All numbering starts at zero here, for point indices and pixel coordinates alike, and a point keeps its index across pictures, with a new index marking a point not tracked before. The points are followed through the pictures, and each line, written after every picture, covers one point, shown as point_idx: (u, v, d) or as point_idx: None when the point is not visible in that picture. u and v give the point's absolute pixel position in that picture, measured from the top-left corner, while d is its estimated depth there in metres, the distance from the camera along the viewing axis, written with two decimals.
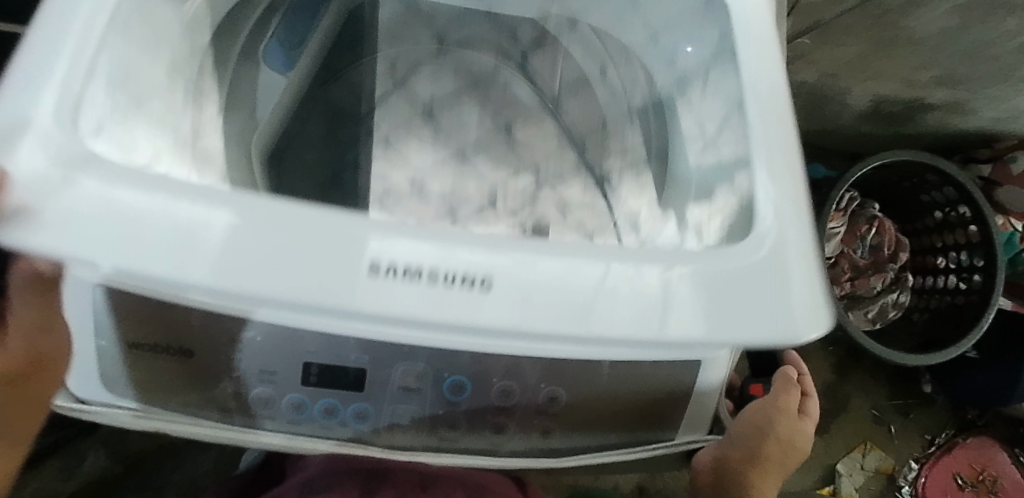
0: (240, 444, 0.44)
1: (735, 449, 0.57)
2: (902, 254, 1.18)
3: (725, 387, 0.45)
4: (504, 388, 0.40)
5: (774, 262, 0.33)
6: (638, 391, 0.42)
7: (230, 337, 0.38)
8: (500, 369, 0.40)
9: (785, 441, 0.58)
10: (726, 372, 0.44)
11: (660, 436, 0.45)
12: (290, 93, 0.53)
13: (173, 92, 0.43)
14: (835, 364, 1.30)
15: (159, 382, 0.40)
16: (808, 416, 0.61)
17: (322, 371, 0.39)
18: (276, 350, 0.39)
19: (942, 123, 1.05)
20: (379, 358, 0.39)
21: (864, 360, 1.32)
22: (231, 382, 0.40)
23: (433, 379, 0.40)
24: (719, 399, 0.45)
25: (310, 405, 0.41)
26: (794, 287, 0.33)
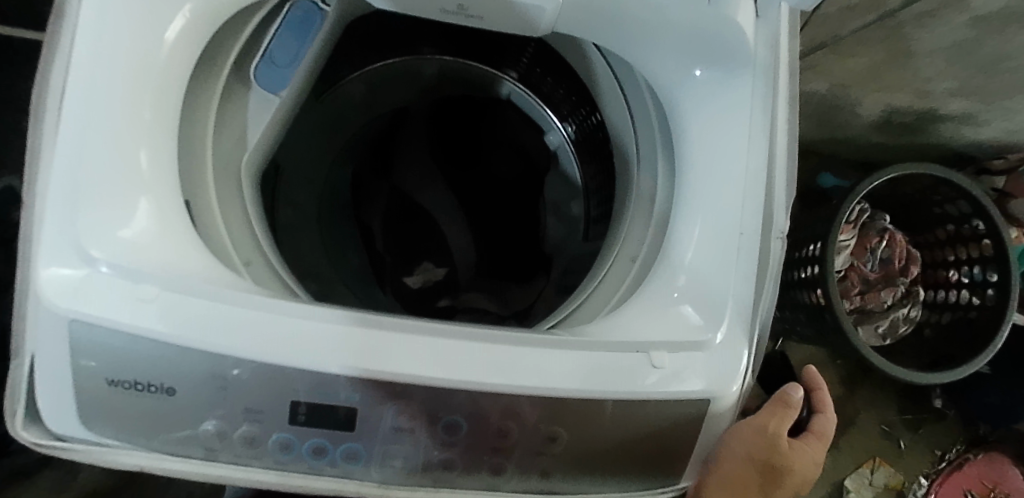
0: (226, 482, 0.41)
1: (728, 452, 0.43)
2: (915, 268, 1.15)
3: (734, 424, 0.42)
4: (502, 427, 0.38)
5: None
6: (643, 432, 0.40)
7: (214, 376, 0.37)
8: (498, 408, 0.38)
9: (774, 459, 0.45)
10: (737, 407, 0.42)
11: (668, 476, 0.42)
12: (280, 112, 0.51)
13: (159, 117, 0.41)
14: (843, 378, 1.28)
15: (142, 420, 0.38)
16: (814, 443, 0.49)
17: (311, 409, 0.37)
18: (263, 389, 0.37)
19: (953, 134, 1.03)
20: (372, 396, 0.37)
21: (873, 374, 1.29)
22: (215, 420, 0.38)
23: (428, 418, 0.38)
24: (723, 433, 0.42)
25: (298, 445, 0.39)
26: None
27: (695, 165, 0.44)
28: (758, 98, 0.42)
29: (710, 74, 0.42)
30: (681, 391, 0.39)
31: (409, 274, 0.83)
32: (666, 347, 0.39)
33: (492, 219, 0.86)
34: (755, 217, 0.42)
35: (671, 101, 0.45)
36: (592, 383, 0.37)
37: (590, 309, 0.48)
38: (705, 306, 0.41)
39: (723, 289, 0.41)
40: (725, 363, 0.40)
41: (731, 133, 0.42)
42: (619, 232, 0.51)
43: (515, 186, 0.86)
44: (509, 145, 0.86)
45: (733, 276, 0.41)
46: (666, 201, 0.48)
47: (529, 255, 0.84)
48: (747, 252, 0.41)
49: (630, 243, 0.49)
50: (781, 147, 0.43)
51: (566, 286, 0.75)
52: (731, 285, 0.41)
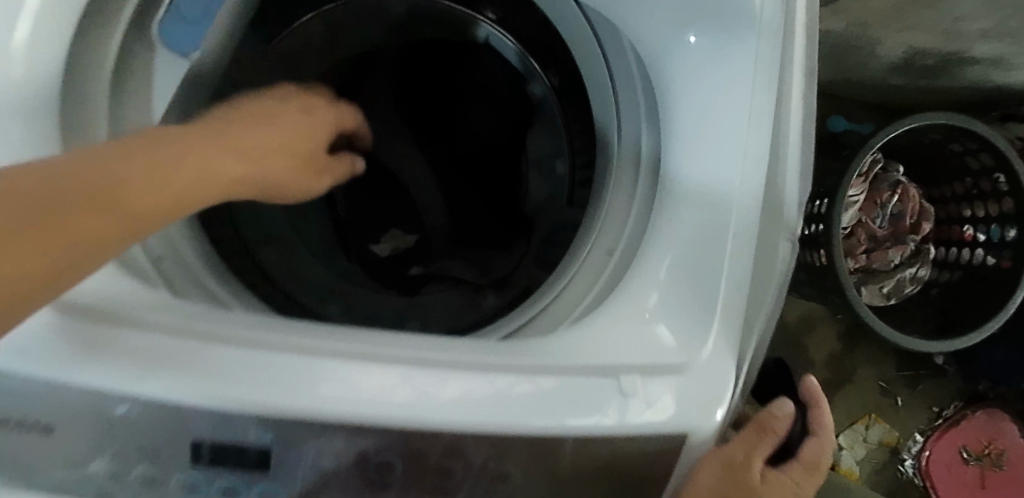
0: None
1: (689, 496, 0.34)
2: (926, 224, 1.07)
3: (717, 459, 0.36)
4: (443, 467, 0.33)
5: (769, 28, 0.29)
6: (608, 470, 0.34)
7: (95, 416, 0.31)
8: (438, 447, 0.32)
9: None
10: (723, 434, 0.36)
11: None
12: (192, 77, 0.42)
13: None
14: (842, 335, 1.23)
15: (23, 460, 0.33)
16: (807, 475, 0.38)
17: (216, 451, 0.32)
18: (156, 429, 0.31)
19: (981, 79, 0.93)
20: (286, 437, 0.31)
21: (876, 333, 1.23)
22: (106, 461, 0.33)
23: (356, 458, 0.32)
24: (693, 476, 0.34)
25: (206, 487, 0.34)
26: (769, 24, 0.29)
27: (687, 150, 0.36)
28: (765, 67, 0.34)
29: (713, 37, 0.34)
30: (657, 425, 0.33)
31: (375, 240, 0.75)
32: (639, 371, 0.33)
33: (466, 179, 0.77)
34: (752, 213, 0.35)
35: (656, 72, 0.37)
36: (550, 420, 0.31)
37: (560, 313, 0.42)
38: (686, 321, 0.36)
39: (710, 298, 0.35)
40: (709, 388, 0.34)
41: (732, 111, 0.35)
42: (595, 222, 0.44)
43: (491, 142, 0.76)
44: (484, 96, 0.75)
45: (722, 284, 0.35)
46: (649, 189, 0.42)
47: (506, 219, 0.75)
48: (740, 255, 0.35)
49: (607, 235, 0.43)
50: (792, 126, 0.36)
51: (545, 259, 0.68)
52: (719, 295, 0.35)
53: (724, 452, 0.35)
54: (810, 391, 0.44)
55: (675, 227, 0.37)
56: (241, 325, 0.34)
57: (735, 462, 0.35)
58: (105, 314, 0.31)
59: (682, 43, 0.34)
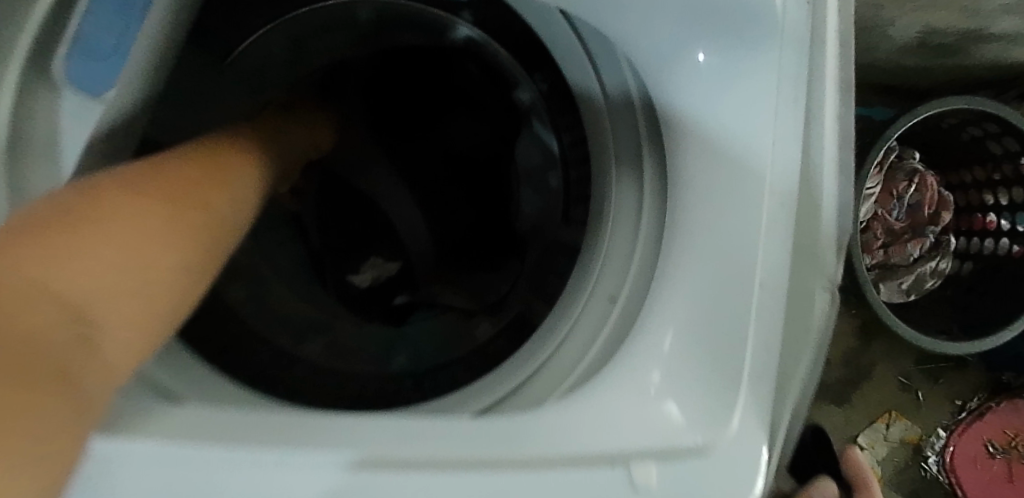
0: None
1: None
2: (948, 214, 1.00)
3: None
4: None
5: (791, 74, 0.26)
6: None
7: None
8: None
9: None
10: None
11: None
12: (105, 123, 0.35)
13: None
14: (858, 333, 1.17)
15: None
16: None
17: None
18: None
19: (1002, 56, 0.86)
20: None
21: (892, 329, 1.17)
22: None
23: None
24: None
25: None
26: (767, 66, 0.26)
27: (706, 187, 0.32)
28: (786, 86, 0.29)
29: (719, 55, 0.29)
30: None
31: (355, 270, 0.69)
32: (653, 457, 0.28)
33: (451, 199, 0.71)
34: (782, 255, 0.30)
35: (666, 98, 0.32)
36: None
37: (560, 371, 0.38)
38: (703, 388, 0.30)
39: (737, 360, 0.30)
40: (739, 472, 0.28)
41: (750, 141, 0.30)
42: (593, 265, 0.39)
43: (477, 157, 0.70)
44: (467, 108, 0.69)
45: (750, 345, 0.30)
46: (652, 230, 0.37)
47: (495, 240, 0.69)
48: (769, 308, 0.30)
49: (607, 280, 0.38)
50: (824, 152, 0.31)
51: (540, 282, 0.61)
52: (749, 356, 0.29)
53: None
54: None
55: (688, 277, 0.32)
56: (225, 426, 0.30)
57: None
58: (127, 419, 0.30)
59: (688, 64, 0.30)
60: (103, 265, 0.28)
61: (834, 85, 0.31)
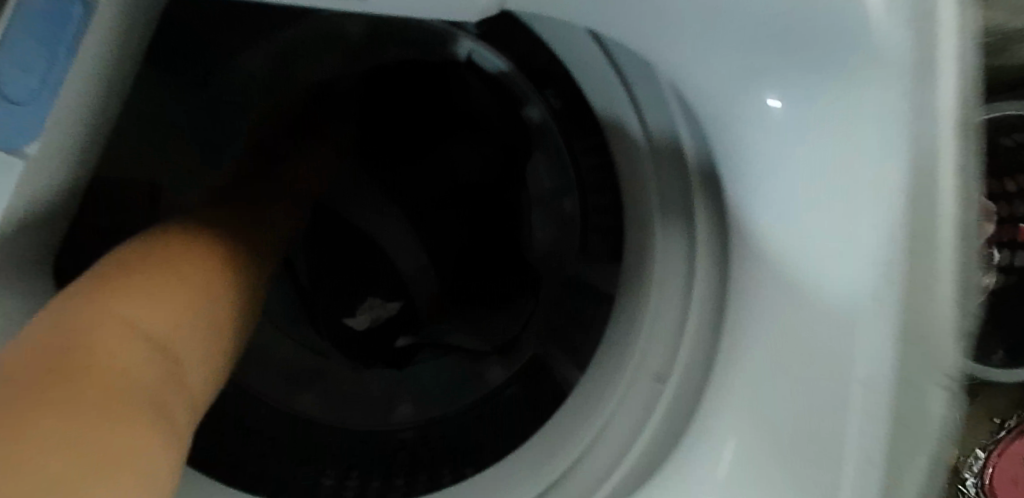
0: None
1: None
2: None
3: None
4: None
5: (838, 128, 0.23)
6: None
7: None
8: None
9: None
10: None
11: None
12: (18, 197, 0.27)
13: None
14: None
15: None
16: None
17: None
18: None
19: None
20: None
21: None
22: None
23: None
24: None
25: None
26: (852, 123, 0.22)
27: (779, 258, 0.26)
28: (894, 135, 0.22)
29: (795, 100, 0.24)
30: None
31: (349, 312, 0.60)
32: None
33: (456, 229, 0.63)
34: (888, 358, 0.22)
35: (734, 149, 0.27)
36: None
37: (600, 464, 0.32)
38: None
39: (827, 486, 0.23)
40: None
41: (840, 203, 0.23)
42: (633, 334, 0.33)
43: (483, 182, 0.61)
44: (470, 127, 0.60)
45: (848, 471, 0.23)
46: (712, 297, 0.31)
47: (505, 270, 0.61)
48: (874, 428, 0.23)
49: (653, 354, 0.32)
50: (947, 213, 0.23)
51: (556, 327, 0.53)
52: (847, 487, 0.23)
53: None
54: None
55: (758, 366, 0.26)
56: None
57: None
58: None
59: (755, 109, 0.25)
60: (166, 321, 0.31)
61: (970, 127, 0.23)
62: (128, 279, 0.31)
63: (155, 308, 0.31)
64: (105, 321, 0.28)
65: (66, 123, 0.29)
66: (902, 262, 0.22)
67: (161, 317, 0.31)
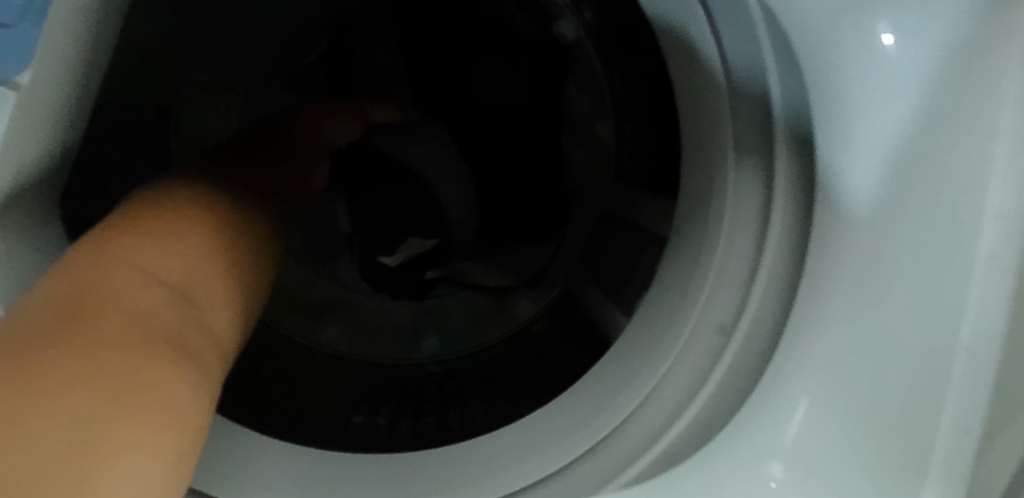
0: None
1: None
2: None
3: None
4: None
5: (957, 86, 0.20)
6: None
7: None
8: None
9: None
10: None
11: None
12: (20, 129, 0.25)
13: None
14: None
15: None
16: None
17: None
18: None
19: None
20: None
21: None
22: None
23: None
24: None
25: None
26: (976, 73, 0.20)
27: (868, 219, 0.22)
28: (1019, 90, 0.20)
29: (911, 34, 0.20)
30: None
31: (388, 250, 0.58)
32: None
33: (495, 162, 0.60)
34: (993, 321, 0.21)
35: (824, 93, 0.23)
36: None
37: (655, 416, 0.30)
38: (858, 485, 0.23)
39: (913, 450, 0.22)
40: None
41: (958, 160, 0.21)
42: (691, 286, 0.30)
43: (520, 110, 0.57)
44: (504, 53, 0.56)
45: (942, 436, 0.22)
46: (790, 245, 0.28)
47: (542, 204, 0.57)
48: (972, 397, 0.21)
49: (717, 305, 0.30)
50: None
51: (590, 263, 0.50)
52: (940, 454, 0.22)
53: None
54: None
55: None
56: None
57: None
58: None
59: (867, 45, 0.21)
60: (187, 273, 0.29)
61: None
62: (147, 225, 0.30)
63: (178, 258, 0.29)
64: (121, 268, 0.27)
65: (46, 81, 0.25)
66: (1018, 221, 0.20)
67: (179, 263, 0.29)
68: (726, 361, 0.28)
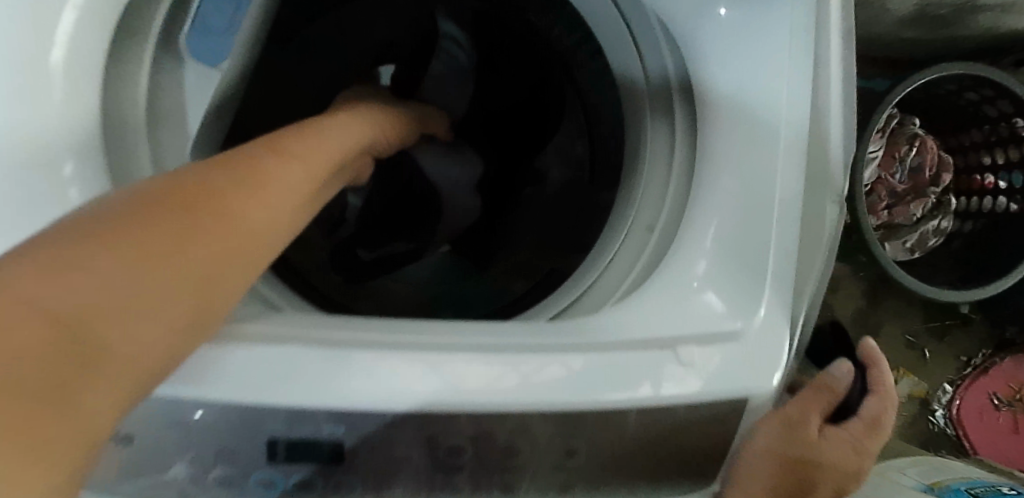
0: None
1: (772, 448, 0.33)
2: (948, 175, 0.84)
3: (810, 399, 0.34)
4: (484, 431, 0.32)
5: (761, 35, 0.33)
6: (685, 442, 0.34)
7: (175, 416, 0.31)
8: (471, 414, 0.32)
9: (834, 449, 0.33)
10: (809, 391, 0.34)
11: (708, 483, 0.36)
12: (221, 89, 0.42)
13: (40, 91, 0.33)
14: (858, 312, 0.91)
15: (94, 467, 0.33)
16: (865, 427, 0.34)
17: (290, 446, 0.32)
18: (235, 426, 0.32)
19: (989, 26, 0.70)
20: (358, 426, 0.32)
21: (923, 343, 0.92)
22: (185, 464, 0.33)
23: (427, 443, 0.33)
24: (776, 416, 0.34)
25: (283, 481, 0.34)
26: (768, 29, 0.33)
27: (729, 124, 0.34)
28: (800, 37, 0.33)
29: (734, 8, 0.33)
30: (714, 394, 0.32)
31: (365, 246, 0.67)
32: (695, 341, 0.32)
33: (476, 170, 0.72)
34: (798, 180, 0.33)
35: (690, 47, 0.35)
36: (602, 393, 0.31)
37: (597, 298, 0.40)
38: (734, 297, 0.34)
39: (763, 264, 0.34)
40: (766, 353, 0.33)
41: (769, 81, 0.33)
42: (628, 201, 0.43)
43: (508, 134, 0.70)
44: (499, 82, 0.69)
45: (778, 252, 0.33)
46: (682, 161, 0.40)
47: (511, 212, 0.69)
48: (788, 223, 0.33)
49: (645, 211, 0.42)
50: (833, 92, 0.35)
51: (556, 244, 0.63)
52: (773, 264, 0.33)
53: (790, 408, 0.34)
54: (866, 345, 0.39)
55: None
56: (313, 322, 0.34)
57: (800, 419, 0.33)
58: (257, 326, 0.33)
59: (708, 14, 0.33)
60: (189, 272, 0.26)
61: (848, 39, 0.36)
62: (248, 153, 0.32)
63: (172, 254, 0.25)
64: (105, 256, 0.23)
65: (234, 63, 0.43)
66: (804, 113, 0.33)
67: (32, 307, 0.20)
68: (648, 246, 0.40)
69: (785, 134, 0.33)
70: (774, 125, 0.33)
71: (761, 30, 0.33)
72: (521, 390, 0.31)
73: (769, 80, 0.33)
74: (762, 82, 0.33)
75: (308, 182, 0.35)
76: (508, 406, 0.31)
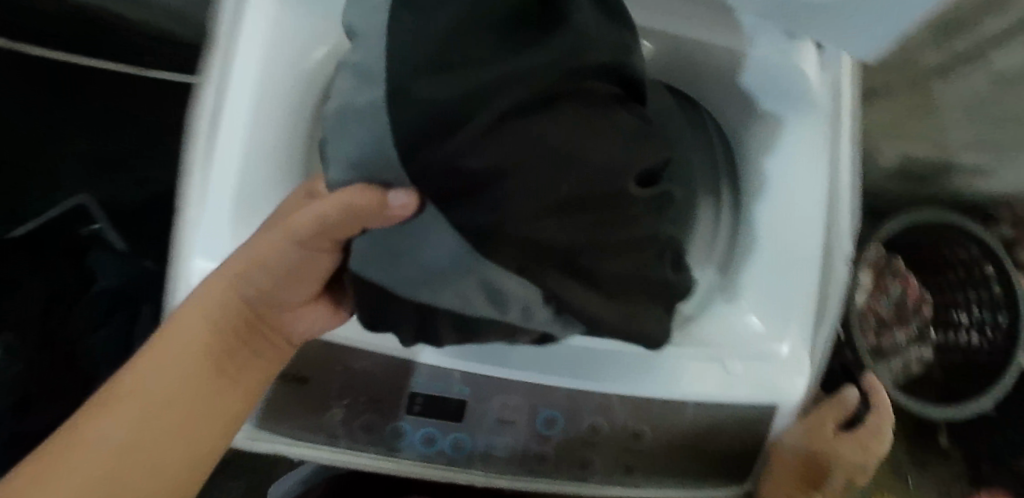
0: (323, 460, 0.45)
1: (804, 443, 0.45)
2: (927, 308, 0.97)
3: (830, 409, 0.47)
4: (590, 419, 0.42)
5: (788, 137, 0.45)
6: (727, 436, 0.44)
7: (340, 366, 0.40)
8: (569, 390, 0.41)
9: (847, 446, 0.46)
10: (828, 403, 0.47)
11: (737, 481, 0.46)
12: None
13: None
14: None
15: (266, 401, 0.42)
16: (870, 434, 0.47)
17: (426, 400, 0.41)
18: (385, 379, 0.41)
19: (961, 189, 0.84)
20: (482, 390, 0.41)
21: (908, 470, 0.96)
22: (339, 407, 0.42)
23: (529, 412, 0.42)
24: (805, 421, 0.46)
25: (412, 432, 0.43)
26: (794, 134, 0.44)
27: (767, 198, 0.47)
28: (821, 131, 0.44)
29: (770, 116, 0.45)
30: (753, 395, 0.42)
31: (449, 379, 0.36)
32: (739, 357, 0.43)
33: (551, 247, 0.24)
34: (816, 248, 0.44)
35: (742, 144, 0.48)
36: (667, 387, 0.41)
37: None
38: (767, 326, 0.45)
39: (789, 307, 0.44)
40: (792, 373, 0.43)
41: (794, 172, 0.45)
42: None
43: (569, 150, 0.23)
44: (494, 44, 0.22)
45: (801, 299, 0.44)
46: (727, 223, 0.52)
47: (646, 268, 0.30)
48: (808, 279, 0.44)
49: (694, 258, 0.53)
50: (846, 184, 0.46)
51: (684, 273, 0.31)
52: (796, 307, 0.44)
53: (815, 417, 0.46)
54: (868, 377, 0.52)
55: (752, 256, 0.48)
56: None
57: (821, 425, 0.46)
58: None
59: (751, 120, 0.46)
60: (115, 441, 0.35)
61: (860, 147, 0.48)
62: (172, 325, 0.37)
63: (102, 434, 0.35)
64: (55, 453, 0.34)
65: None
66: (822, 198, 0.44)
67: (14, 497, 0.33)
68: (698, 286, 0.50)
69: (808, 212, 0.44)
70: (800, 205, 0.45)
71: (787, 133, 0.45)
72: (606, 377, 0.41)
73: (798, 169, 0.45)
74: (792, 172, 0.45)
75: (215, 316, 0.36)
76: (597, 386, 0.41)
